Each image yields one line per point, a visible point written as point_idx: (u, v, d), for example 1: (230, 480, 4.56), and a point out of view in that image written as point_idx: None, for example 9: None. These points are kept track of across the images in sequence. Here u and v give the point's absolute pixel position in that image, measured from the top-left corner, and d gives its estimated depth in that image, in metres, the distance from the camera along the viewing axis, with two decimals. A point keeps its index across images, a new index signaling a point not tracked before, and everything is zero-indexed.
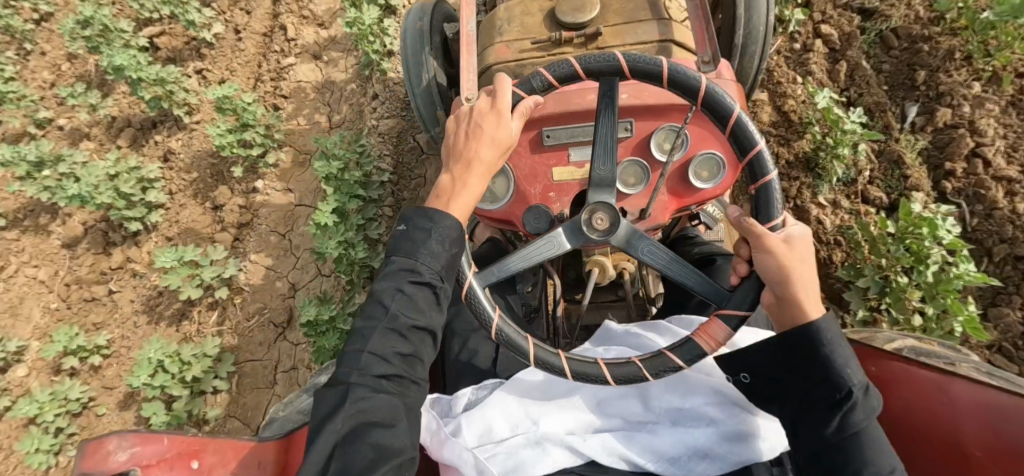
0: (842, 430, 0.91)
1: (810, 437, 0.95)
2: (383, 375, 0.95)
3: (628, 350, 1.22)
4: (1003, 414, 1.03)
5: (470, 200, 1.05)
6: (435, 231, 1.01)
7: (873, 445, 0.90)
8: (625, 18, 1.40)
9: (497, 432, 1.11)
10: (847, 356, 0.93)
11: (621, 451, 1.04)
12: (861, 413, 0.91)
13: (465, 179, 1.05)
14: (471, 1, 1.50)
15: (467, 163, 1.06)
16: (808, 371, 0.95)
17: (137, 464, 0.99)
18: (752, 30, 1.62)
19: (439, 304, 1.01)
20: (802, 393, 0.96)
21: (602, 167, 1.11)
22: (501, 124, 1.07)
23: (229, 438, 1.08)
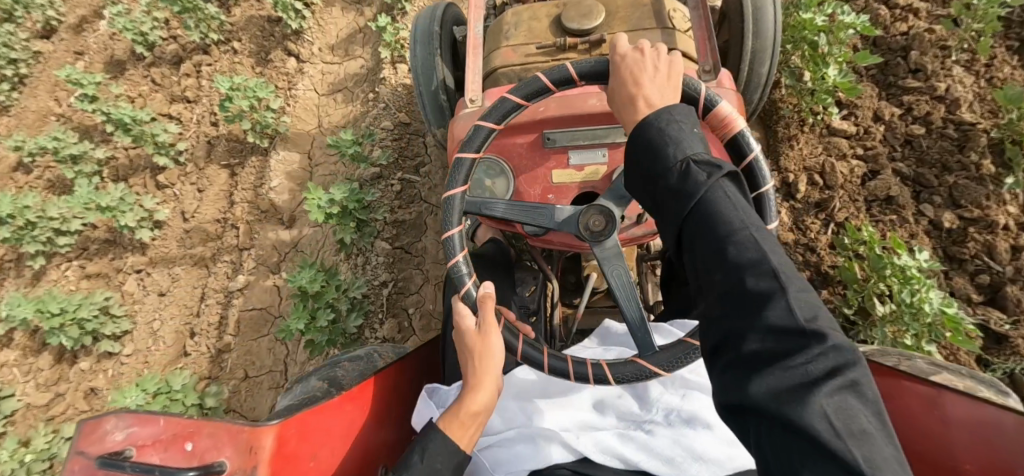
0: (680, 204, 0.83)
1: (663, 225, 0.86)
2: None
3: (627, 349, 1.26)
4: (997, 429, 1.01)
5: (469, 417, 1.08)
6: (425, 454, 1.04)
7: (721, 213, 0.80)
8: (629, 27, 1.42)
9: (493, 425, 1.17)
10: (680, 131, 0.89)
11: (615, 447, 1.05)
12: (693, 181, 0.82)
13: (462, 400, 1.09)
14: (480, 7, 1.54)
15: (471, 385, 1.10)
16: (643, 150, 0.90)
17: (132, 444, 1.02)
18: (760, 38, 1.67)
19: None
20: (643, 182, 0.90)
21: (534, 216, 1.21)
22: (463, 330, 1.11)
23: (225, 421, 1.08)
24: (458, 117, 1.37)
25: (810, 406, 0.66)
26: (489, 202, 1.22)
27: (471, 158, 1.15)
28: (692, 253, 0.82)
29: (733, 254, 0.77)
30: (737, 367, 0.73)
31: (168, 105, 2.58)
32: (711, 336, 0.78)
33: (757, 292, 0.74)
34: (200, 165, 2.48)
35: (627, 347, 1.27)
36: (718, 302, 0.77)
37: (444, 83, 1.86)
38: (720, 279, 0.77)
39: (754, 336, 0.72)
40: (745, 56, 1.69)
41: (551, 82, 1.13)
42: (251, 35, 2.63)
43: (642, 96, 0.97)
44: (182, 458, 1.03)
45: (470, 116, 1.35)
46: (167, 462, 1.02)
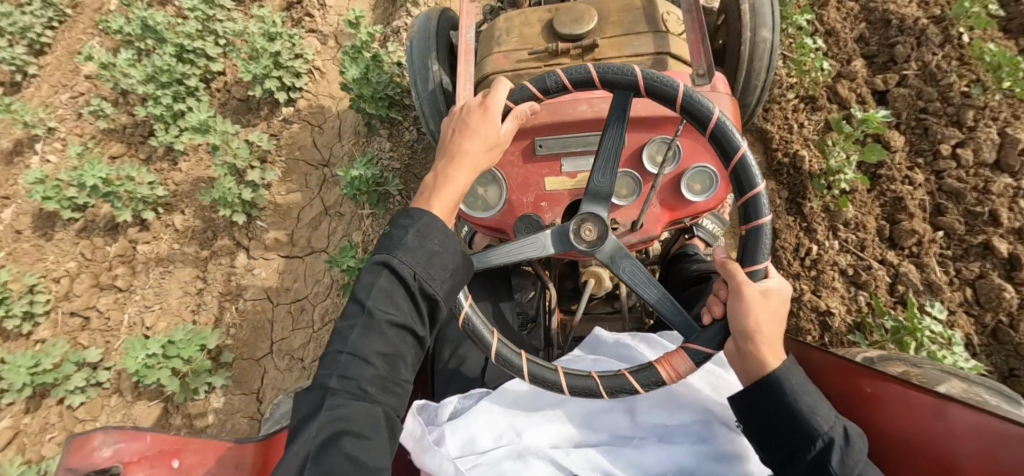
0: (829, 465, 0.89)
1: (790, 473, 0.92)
2: (348, 385, 0.92)
3: (613, 362, 1.22)
4: (1003, 438, 1.00)
5: (454, 194, 1.04)
6: (413, 228, 0.98)
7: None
8: (622, 30, 1.41)
9: (481, 442, 1.10)
10: (820, 402, 0.92)
11: (606, 466, 1.04)
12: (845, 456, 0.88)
13: (445, 175, 1.05)
14: (471, 14, 1.54)
15: (454, 154, 1.06)
16: (784, 407, 0.92)
17: (120, 461, 1.00)
18: (758, 36, 1.64)
19: (417, 301, 0.97)
20: (772, 425, 0.93)
21: (603, 177, 1.12)
22: (479, 115, 1.08)
23: (211, 437, 1.08)
24: None
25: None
26: (620, 120, 1.10)
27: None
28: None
29: None
30: None
31: (95, 296, 2.31)
32: None
33: None
34: (128, 398, 2.14)
35: (619, 360, 1.23)
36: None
37: (441, 85, 1.85)
38: None
39: None
40: (744, 54, 1.66)
41: (538, 89, 1.11)
42: (193, 204, 2.35)
43: (771, 341, 0.96)
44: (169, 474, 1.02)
45: None
46: None
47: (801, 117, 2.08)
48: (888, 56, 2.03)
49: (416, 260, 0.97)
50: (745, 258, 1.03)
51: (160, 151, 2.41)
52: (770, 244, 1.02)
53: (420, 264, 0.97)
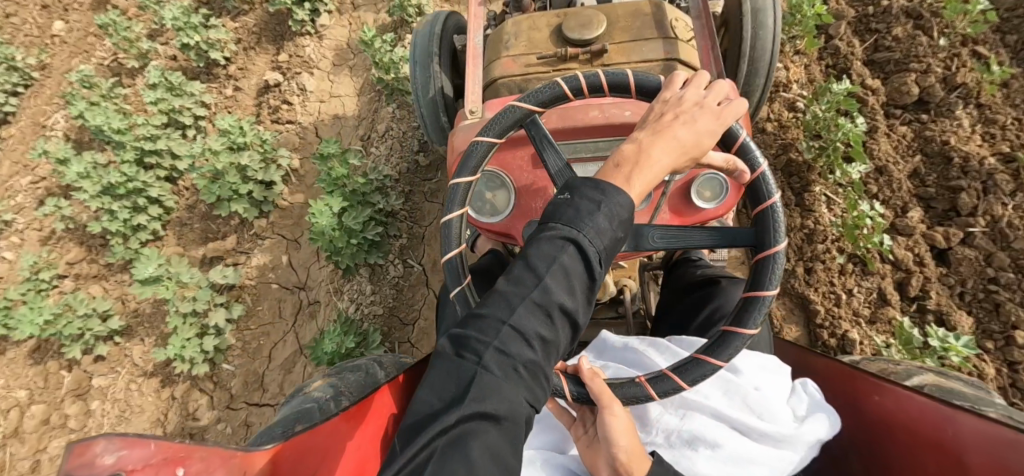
0: None
1: None
2: (510, 369, 0.79)
3: (624, 368, 1.21)
4: (1012, 447, 0.98)
5: (653, 177, 0.90)
6: (606, 205, 0.85)
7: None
8: (631, 36, 1.41)
9: None
10: None
11: None
12: None
13: (645, 148, 0.90)
14: (479, 17, 1.54)
15: (657, 130, 0.92)
16: None
17: (122, 469, 0.97)
18: (760, 41, 1.66)
19: (592, 290, 0.85)
20: None
21: (660, 236, 1.08)
22: (699, 101, 0.95)
23: (217, 444, 1.07)
24: (459, 128, 1.34)
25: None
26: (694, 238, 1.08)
27: (490, 144, 1.11)
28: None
29: None
30: None
31: (45, 434, 2.23)
32: None
33: None
34: None
35: (627, 365, 1.23)
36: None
37: (443, 90, 1.84)
38: None
39: None
40: (746, 56, 1.67)
41: (569, 89, 1.09)
42: (153, 332, 2.31)
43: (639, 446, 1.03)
44: None
45: (470, 127, 1.33)
46: None
47: (851, 282, 1.95)
48: (949, 202, 1.92)
49: (603, 243, 0.85)
50: (745, 315, 1.00)
51: (119, 262, 2.40)
52: (764, 317, 0.99)
53: (606, 249, 0.85)
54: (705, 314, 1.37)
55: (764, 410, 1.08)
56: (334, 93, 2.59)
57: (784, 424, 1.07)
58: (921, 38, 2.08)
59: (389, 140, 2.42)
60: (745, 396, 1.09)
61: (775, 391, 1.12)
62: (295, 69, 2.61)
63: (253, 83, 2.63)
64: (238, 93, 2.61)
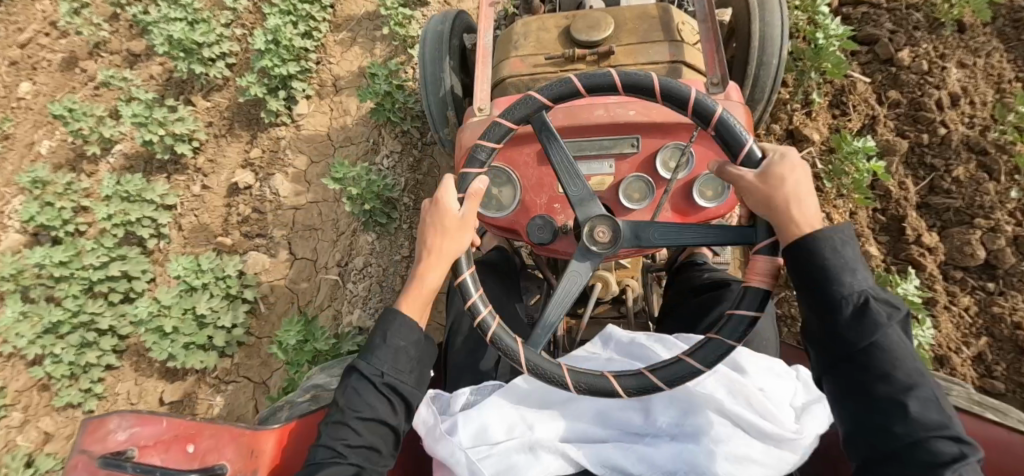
0: (863, 338, 0.91)
1: (835, 337, 0.94)
2: (340, 462, 0.99)
3: (630, 362, 1.24)
4: (1005, 450, 1.00)
5: (425, 296, 1.13)
6: (390, 336, 1.09)
7: (844, 273, 0.94)
8: (638, 38, 1.43)
9: (492, 433, 1.13)
10: (848, 259, 0.94)
11: (619, 462, 1.07)
12: (874, 317, 0.91)
13: (417, 279, 1.12)
14: (490, 17, 1.57)
15: (427, 255, 1.12)
16: (814, 276, 0.95)
17: (135, 444, 1.02)
18: (767, 47, 1.69)
19: (388, 399, 1.06)
20: (808, 299, 0.97)
21: (574, 188, 1.14)
22: (444, 212, 1.12)
23: (224, 423, 1.09)
24: (467, 125, 1.38)
25: (941, 453, 0.84)
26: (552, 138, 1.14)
27: (491, 147, 1.14)
28: (814, 306, 0.96)
29: (909, 404, 0.88)
30: (884, 449, 0.88)
31: None
32: (879, 426, 0.90)
33: (938, 447, 0.85)
34: None
35: (633, 360, 1.25)
36: (849, 356, 0.93)
37: (453, 90, 1.86)
38: (899, 429, 0.88)
39: (905, 437, 0.87)
40: (753, 60, 1.70)
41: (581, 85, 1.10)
42: None
43: (804, 207, 0.98)
44: (183, 459, 1.03)
45: (478, 124, 1.36)
46: (169, 463, 1.02)
47: None
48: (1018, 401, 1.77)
49: (385, 362, 1.08)
50: (743, 301, 1.01)
51: (64, 401, 2.26)
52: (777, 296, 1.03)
53: (388, 364, 1.08)
54: (710, 318, 1.39)
55: (768, 412, 1.09)
56: (308, 199, 2.47)
57: (784, 427, 1.07)
58: (986, 185, 1.91)
59: (367, 278, 2.35)
60: (748, 395, 1.11)
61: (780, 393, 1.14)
62: (266, 170, 2.53)
63: (222, 180, 2.54)
64: (205, 193, 2.53)
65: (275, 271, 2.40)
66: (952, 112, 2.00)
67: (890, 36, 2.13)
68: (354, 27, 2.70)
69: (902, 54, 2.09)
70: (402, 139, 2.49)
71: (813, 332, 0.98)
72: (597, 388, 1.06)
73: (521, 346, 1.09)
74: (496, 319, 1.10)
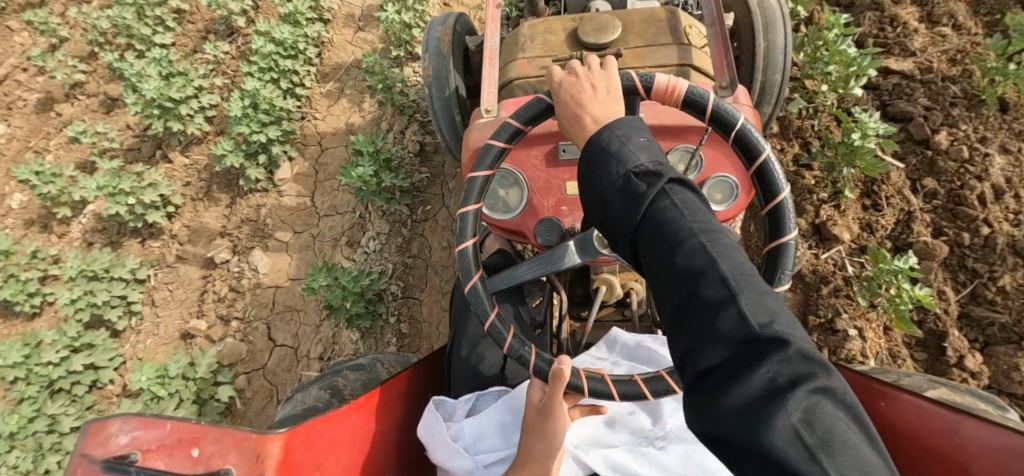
0: (647, 206, 0.79)
1: (622, 225, 0.82)
2: None
3: (637, 364, 1.24)
4: (1016, 459, 0.98)
5: None
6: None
7: (670, 203, 0.79)
8: (645, 41, 1.43)
9: (499, 440, 1.14)
10: (621, 141, 0.87)
11: (627, 465, 1.04)
12: (655, 183, 0.80)
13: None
14: (496, 19, 1.57)
15: (517, 465, 1.05)
16: (591, 165, 0.89)
17: (138, 448, 1.00)
18: (772, 52, 1.69)
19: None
20: (592, 197, 0.88)
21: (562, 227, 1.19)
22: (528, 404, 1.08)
23: (230, 427, 1.07)
24: (474, 126, 1.37)
25: (773, 426, 0.59)
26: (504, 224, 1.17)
27: (500, 148, 1.13)
28: (651, 261, 0.78)
29: (715, 267, 0.73)
30: (699, 339, 0.69)
31: None
32: (680, 307, 0.73)
33: (741, 300, 0.69)
34: None
35: (640, 363, 1.25)
36: (685, 305, 0.72)
37: (457, 90, 1.87)
38: (713, 289, 0.71)
39: (715, 316, 0.69)
40: (758, 64, 1.70)
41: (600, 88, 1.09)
42: None
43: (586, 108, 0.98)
44: (187, 464, 1.01)
45: (486, 125, 1.35)
46: (173, 468, 1.00)
47: None
48: None
49: None
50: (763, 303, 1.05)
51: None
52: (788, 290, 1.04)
53: None
54: None
55: None
56: (291, 277, 2.40)
57: None
58: None
59: None
60: None
61: None
62: (246, 243, 2.46)
63: (198, 251, 2.50)
64: (178, 264, 2.50)
65: (252, 360, 2.32)
66: (996, 207, 1.89)
67: (925, 114, 2.04)
68: (343, 76, 2.67)
69: (938, 136, 2.00)
70: (389, 218, 2.37)
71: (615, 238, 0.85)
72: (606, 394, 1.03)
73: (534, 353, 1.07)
74: (501, 319, 1.10)
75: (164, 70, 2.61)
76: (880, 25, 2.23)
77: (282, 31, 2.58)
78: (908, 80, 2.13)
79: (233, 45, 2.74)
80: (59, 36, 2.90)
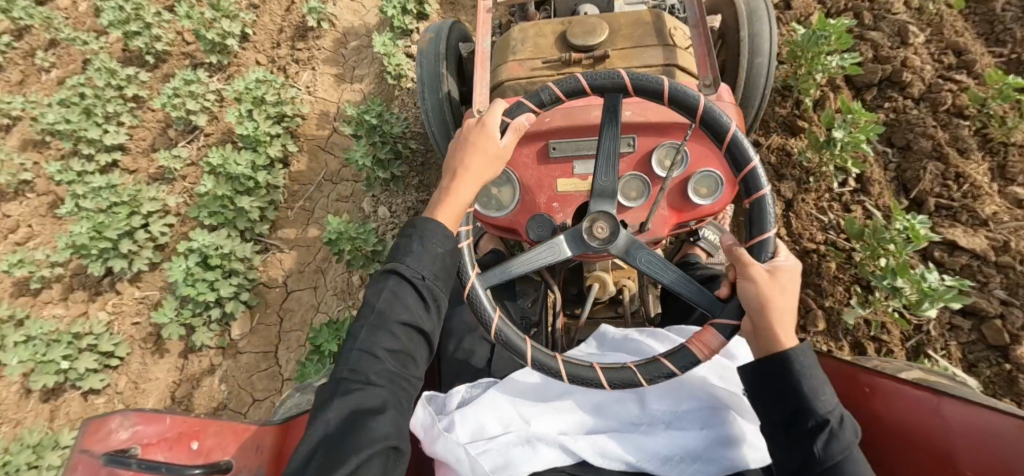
0: (825, 454, 0.92)
1: (794, 451, 0.95)
2: (369, 383, 0.96)
3: (625, 354, 1.26)
4: (995, 438, 1.04)
5: (459, 208, 1.09)
6: (421, 239, 1.04)
7: (858, 471, 0.91)
8: (632, 43, 1.48)
9: (489, 429, 1.13)
10: (819, 381, 0.95)
11: (614, 451, 1.08)
12: (838, 439, 0.92)
13: (453, 189, 1.09)
14: (487, 24, 1.61)
15: (463, 172, 1.10)
16: (778, 385, 0.97)
17: (138, 442, 1.02)
18: (756, 49, 1.74)
19: (428, 304, 1.03)
20: (768, 404, 0.98)
21: (604, 178, 1.16)
22: (489, 140, 1.12)
23: (229, 420, 1.09)
24: None
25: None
26: (614, 122, 1.14)
27: (531, 109, 1.16)
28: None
29: None
30: None
31: None
32: None
33: None
34: None
35: (627, 353, 1.27)
36: None
37: (449, 95, 1.90)
38: None
39: None
40: (743, 62, 1.74)
41: (632, 82, 1.12)
42: None
43: (784, 319, 0.98)
44: (187, 455, 1.04)
45: None
46: (172, 460, 1.02)
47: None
48: None
49: (426, 265, 1.04)
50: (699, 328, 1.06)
51: None
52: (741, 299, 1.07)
53: (429, 268, 1.04)
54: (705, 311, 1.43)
55: None
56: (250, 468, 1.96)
57: None
58: None
59: None
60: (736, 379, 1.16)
61: None
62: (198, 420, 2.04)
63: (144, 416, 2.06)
64: None
65: None
66: None
67: (1001, 313, 1.68)
68: (313, 192, 2.38)
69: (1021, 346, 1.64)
70: None
71: (777, 446, 0.98)
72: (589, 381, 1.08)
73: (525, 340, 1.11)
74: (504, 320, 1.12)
75: (104, 205, 2.22)
76: (945, 184, 1.86)
77: (237, 167, 2.22)
78: (981, 263, 1.75)
79: (193, 147, 2.41)
80: (9, 115, 2.44)
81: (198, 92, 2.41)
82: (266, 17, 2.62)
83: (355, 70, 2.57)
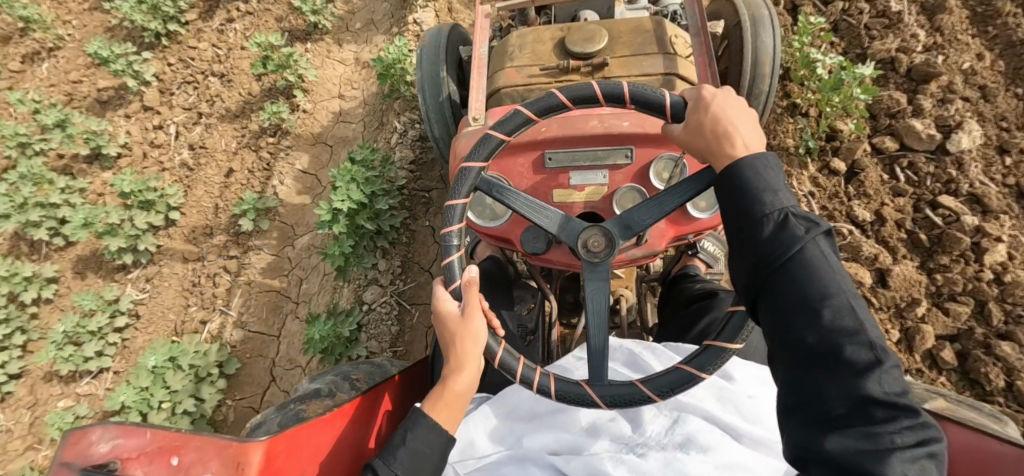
0: (780, 252, 0.85)
1: (749, 263, 0.89)
2: None
3: (621, 372, 1.23)
4: (996, 460, 1.00)
5: (455, 396, 1.09)
6: (410, 435, 1.05)
7: (812, 257, 0.84)
8: (632, 51, 1.45)
9: (480, 447, 1.13)
10: (767, 179, 0.90)
11: (605, 470, 1.02)
12: (789, 233, 0.85)
13: (444, 381, 1.09)
14: (486, 30, 1.59)
15: (451, 363, 1.09)
16: (734, 195, 0.92)
17: (117, 457, 0.99)
18: (759, 52, 1.70)
19: None
20: (730, 219, 0.92)
21: (545, 219, 1.15)
22: (443, 317, 1.09)
23: (212, 435, 1.07)
24: (462, 135, 1.38)
25: (891, 468, 0.74)
26: (506, 190, 1.16)
27: (462, 204, 1.13)
28: (767, 305, 0.87)
29: (826, 320, 0.82)
30: (819, 393, 0.80)
31: None
32: (800, 355, 0.83)
33: (853, 359, 0.79)
34: None
35: (624, 370, 1.24)
36: (804, 363, 0.82)
37: (451, 97, 1.88)
38: (846, 348, 0.79)
39: (842, 397, 0.78)
40: (746, 68, 1.71)
41: (565, 97, 1.09)
42: None
43: (725, 135, 0.98)
44: (167, 472, 1.01)
45: (473, 133, 1.36)
46: None
47: None
48: None
49: (404, 466, 1.03)
50: (724, 331, 1.04)
51: None
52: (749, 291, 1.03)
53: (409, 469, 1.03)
54: (701, 326, 1.39)
55: (755, 416, 1.09)
56: None
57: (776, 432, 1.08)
58: None
59: None
60: (737, 403, 1.11)
61: (769, 401, 1.13)
62: None
63: None
64: None
65: None
66: None
67: None
68: None
69: None
70: None
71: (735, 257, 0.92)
72: (568, 395, 1.06)
73: (502, 346, 1.10)
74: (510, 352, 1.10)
75: None
76: None
77: None
78: None
79: (98, 384, 2.24)
80: None
81: (90, 326, 2.26)
82: (197, 189, 2.48)
83: (301, 282, 2.32)
